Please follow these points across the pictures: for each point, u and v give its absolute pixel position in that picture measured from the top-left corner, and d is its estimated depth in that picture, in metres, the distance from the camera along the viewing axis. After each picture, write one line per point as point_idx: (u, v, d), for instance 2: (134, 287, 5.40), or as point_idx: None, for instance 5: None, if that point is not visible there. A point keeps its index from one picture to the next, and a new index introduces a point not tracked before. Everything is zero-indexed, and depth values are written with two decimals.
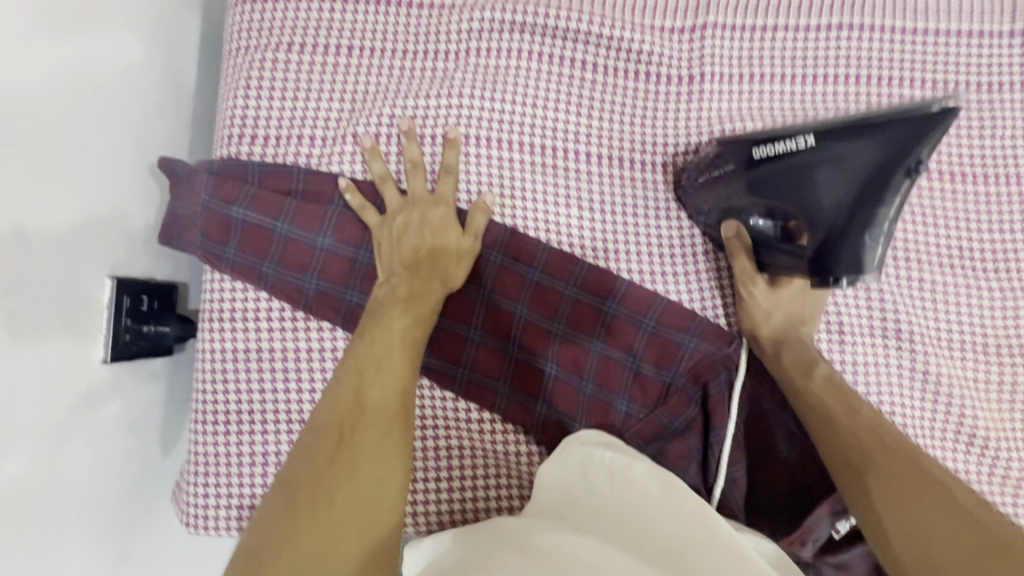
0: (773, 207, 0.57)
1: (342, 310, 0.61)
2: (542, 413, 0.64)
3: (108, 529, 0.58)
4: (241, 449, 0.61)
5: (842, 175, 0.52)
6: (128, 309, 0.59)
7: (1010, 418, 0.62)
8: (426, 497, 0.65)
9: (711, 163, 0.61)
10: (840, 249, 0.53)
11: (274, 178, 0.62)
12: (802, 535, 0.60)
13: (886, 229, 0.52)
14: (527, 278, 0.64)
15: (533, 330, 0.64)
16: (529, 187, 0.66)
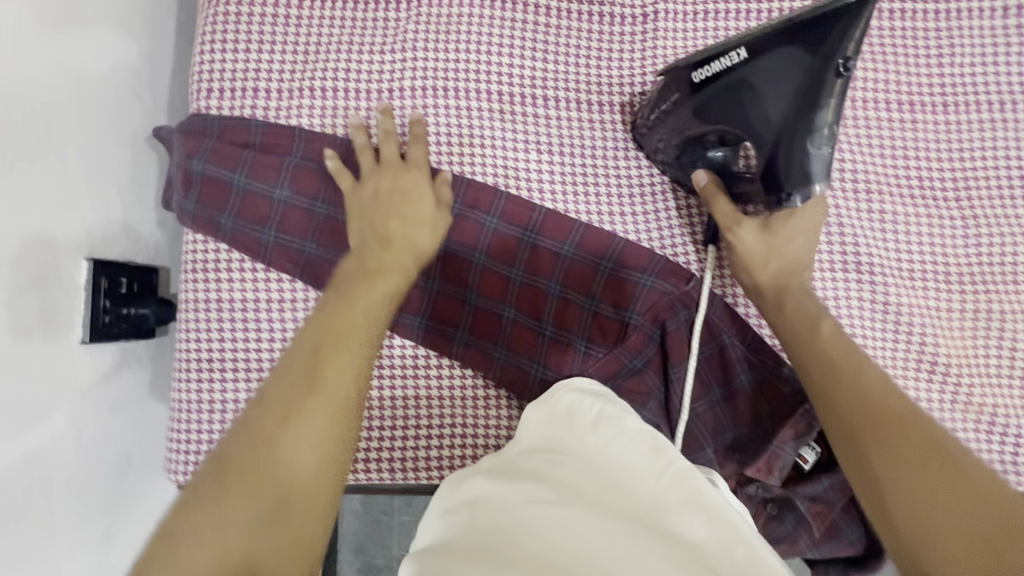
0: (723, 131, 0.55)
1: (300, 262, 0.60)
2: (500, 358, 0.61)
3: (94, 479, 0.62)
4: (201, 405, 0.59)
5: (778, 90, 0.51)
6: (106, 291, 0.63)
7: (987, 360, 0.59)
8: (392, 455, 0.62)
9: (659, 97, 0.58)
10: (792, 160, 0.53)
11: (232, 132, 0.61)
12: (767, 463, 0.56)
13: (828, 132, 0.53)
14: (485, 223, 0.61)
15: (491, 277, 0.61)
16: (488, 135, 0.63)
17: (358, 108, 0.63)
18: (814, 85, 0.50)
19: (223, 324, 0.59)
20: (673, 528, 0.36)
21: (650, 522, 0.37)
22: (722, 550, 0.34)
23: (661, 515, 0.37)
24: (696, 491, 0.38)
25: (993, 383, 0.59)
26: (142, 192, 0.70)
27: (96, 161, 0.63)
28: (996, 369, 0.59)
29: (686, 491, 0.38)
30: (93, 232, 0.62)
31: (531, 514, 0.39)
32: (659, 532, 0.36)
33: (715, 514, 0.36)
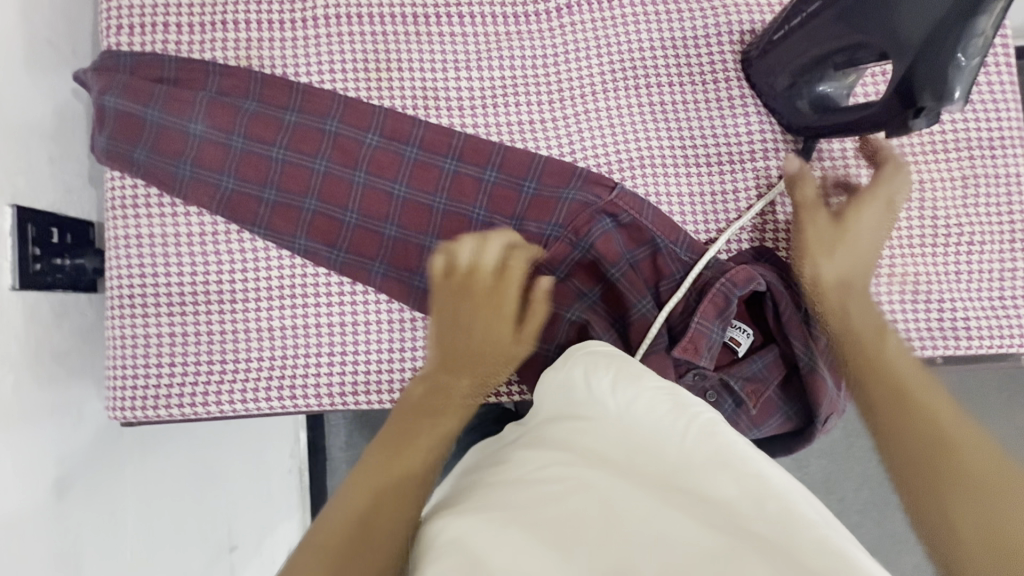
0: (829, 51, 0.53)
1: (217, 198, 0.60)
2: (420, 287, 0.61)
3: (45, 416, 0.63)
4: (142, 338, 0.60)
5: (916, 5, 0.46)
6: (34, 238, 0.62)
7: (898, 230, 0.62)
8: (329, 383, 0.61)
9: (786, 17, 0.56)
10: (926, 81, 0.47)
11: (146, 68, 0.61)
12: (694, 341, 0.56)
13: (978, 47, 0.46)
14: (403, 151, 0.60)
15: (410, 207, 0.60)
16: (405, 58, 0.63)
17: (272, 39, 0.62)
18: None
19: (146, 258, 0.60)
20: (709, 491, 0.35)
21: (682, 489, 0.36)
22: (766, 516, 0.32)
23: (695, 478, 0.36)
24: (721, 447, 0.37)
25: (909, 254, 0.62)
26: (67, 141, 0.69)
27: (16, 109, 0.62)
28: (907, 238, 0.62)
29: (711, 447, 0.37)
30: (17, 179, 0.61)
31: (564, 505, 0.37)
32: (693, 494, 0.35)
33: (750, 476, 0.35)
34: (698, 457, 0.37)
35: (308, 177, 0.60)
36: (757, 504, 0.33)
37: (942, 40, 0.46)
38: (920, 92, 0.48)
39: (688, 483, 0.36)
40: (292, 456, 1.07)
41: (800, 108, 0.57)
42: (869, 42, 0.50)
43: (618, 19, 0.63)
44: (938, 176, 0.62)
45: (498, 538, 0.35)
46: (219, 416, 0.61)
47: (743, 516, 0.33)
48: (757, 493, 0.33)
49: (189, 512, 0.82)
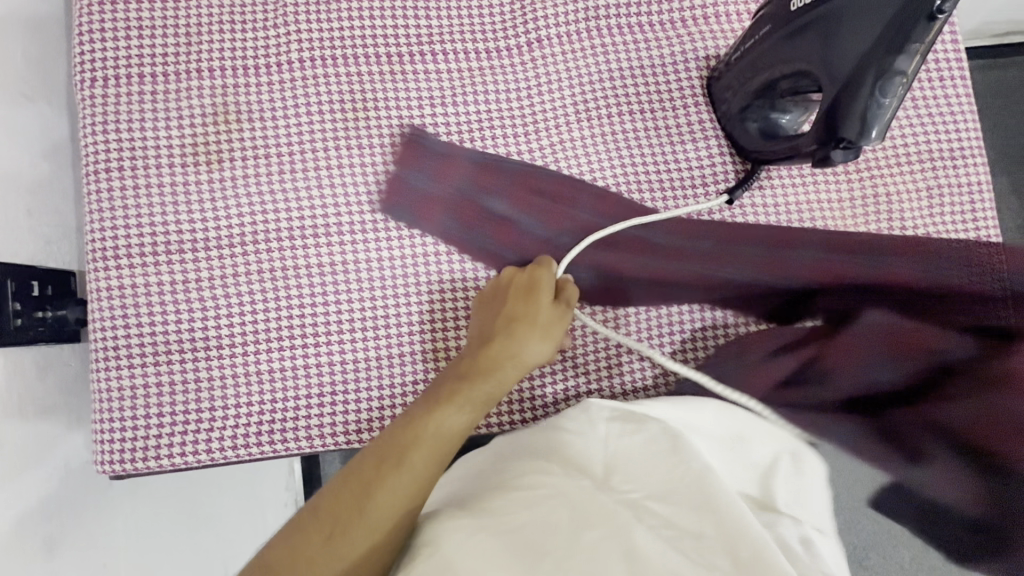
0: (777, 74, 0.54)
1: (203, 241, 0.61)
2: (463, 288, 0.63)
3: (32, 474, 0.62)
4: (129, 389, 0.60)
5: (851, 32, 0.47)
6: (14, 294, 0.62)
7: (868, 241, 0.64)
8: (320, 423, 0.61)
9: (744, 37, 0.58)
10: (846, 111, 0.47)
11: (140, 110, 0.62)
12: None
13: (901, 83, 0.46)
14: (465, 165, 0.63)
15: (465, 210, 0.62)
16: (381, 97, 0.64)
17: (248, 85, 0.63)
18: (892, 29, 0.44)
19: (131, 308, 0.60)
20: (686, 531, 0.43)
21: (664, 528, 0.44)
22: (732, 558, 0.40)
23: (677, 515, 0.45)
24: (708, 496, 0.46)
25: None
26: (44, 193, 0.69)
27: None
28: None
29: (699, 494, 0.46)
30: None
31: (554, 525, 0.44)
32: (673, 531, 0.43)
33: (733, 519, 0.43)
34: (686, 501, 0.46)
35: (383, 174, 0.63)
36: (728, 546, 0.41)
37: (861, 78, 0.46)
38: (843, 126, 0.47)
39: (672, 519, 0.45)
40: (287, 489, 1.06)
41: (750, 131, 0.59)
42: (808, 70, 0.51)
43: (587, 51, 0.65)
44: (905, 187, 0.64)
45: (492, 552, 0.42)
46: (211, 463, 0.60)
47: (709, 551, 0.41)
48: (732, 538, 0.42)
49: (182, 558, 0.81)
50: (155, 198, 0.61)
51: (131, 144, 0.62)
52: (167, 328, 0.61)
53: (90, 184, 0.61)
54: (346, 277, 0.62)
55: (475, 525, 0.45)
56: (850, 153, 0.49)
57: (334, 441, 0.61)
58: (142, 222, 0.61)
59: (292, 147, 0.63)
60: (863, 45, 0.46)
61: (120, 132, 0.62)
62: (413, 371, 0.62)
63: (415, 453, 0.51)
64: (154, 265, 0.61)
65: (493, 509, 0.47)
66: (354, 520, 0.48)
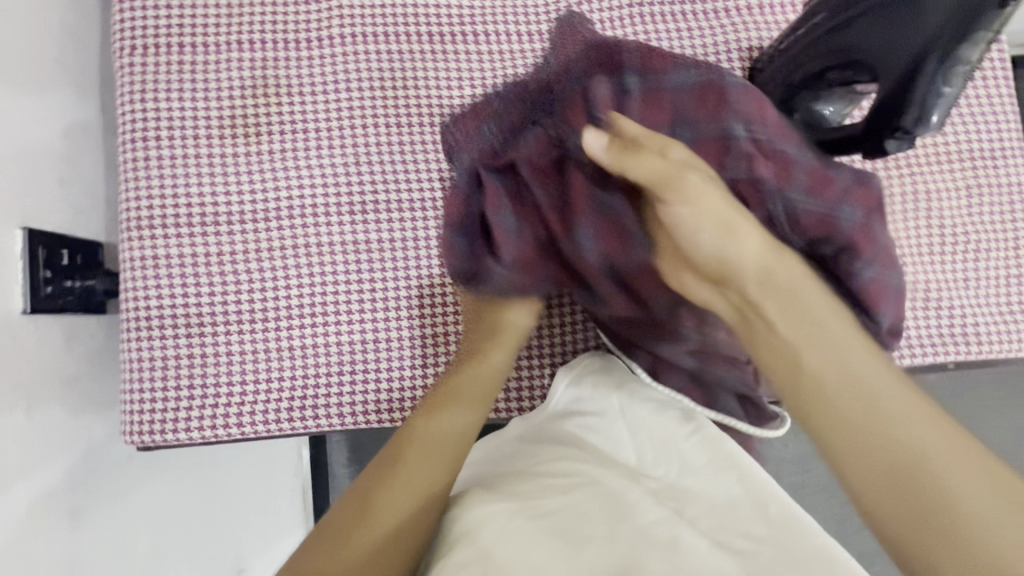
0: (831, 63, 0.53)
1: (238, 215, 0.61)
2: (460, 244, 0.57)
3: (56, 443, 0.62)
4: (159, 360, 0.59)
5: (913, 21, 0.47)
6: (46, 260, 0.62)
7: (909, 238, 0.63)
8: (351, 402, 0.60)
9: (795, 26, 0.56)
10: (908, 99, 0.48)
11: (178, 79, 0.61)
12: None
13: (963, 71, 0.47)
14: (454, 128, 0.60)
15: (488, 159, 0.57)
16: (421, 76, 0.63)
17: (289, 59, 0.62)
18: (959, 16, 0.44)
19: (163, 279, 0.60)
20: (710, 500, 0.42)
21: (685, 503, 0.42)
22: (762, 519, 0.39)
23: (697, 486, 0.43)
24: (732, 466, 0.44)
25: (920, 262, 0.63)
26: (76, 162, 0.69)
27: (32, 135, 0.62)
28: (918, 246, 0.63)
29: (718, 463, 0.44)
30: (25, 200, 0.60)
31: (576, 515, 0.42)
32: (696, 503, 0.42)
33: (752, 480, 0.42)
34: (701, 470, 0.44)
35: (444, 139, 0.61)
36: (755, 508, 0.40)
37: (922, 66, 0.47)
38: (902, 113, 0.48)
39: (690, 492, 0.43)
40: (295, 475, 1.04)
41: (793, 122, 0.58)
42: (865, 58, 0.51)
43: (629, 37, 0.64)
44: (945, 185, 0.64)
45: (516, 544, 0.41)
46: (239, 439, 0.60)
47: (750, 527, 0.38)
48: (763, 510, 0.39)
49: (196, 535, 0.80)
50: (190, 169, 0.61)
51: (168, 113, 0.61)
52: (199, 300, 0.60)
53: (126, 153, 0.60)
54: (380, 255, 0.61)
55: (506, 514, 0.43)
56: (909, 140, 0.50)
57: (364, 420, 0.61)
58: (178, 192, 0.60)
59: (330, 123, 0.62)
60: (925, 34, 0.46)
61: (156, 101, 0.61)
62: (444, 351, 0.61)
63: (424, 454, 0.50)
64: (189, 236, 0.60)
65: (522, 494, 0.45)
66: (364, 523, 0.46)
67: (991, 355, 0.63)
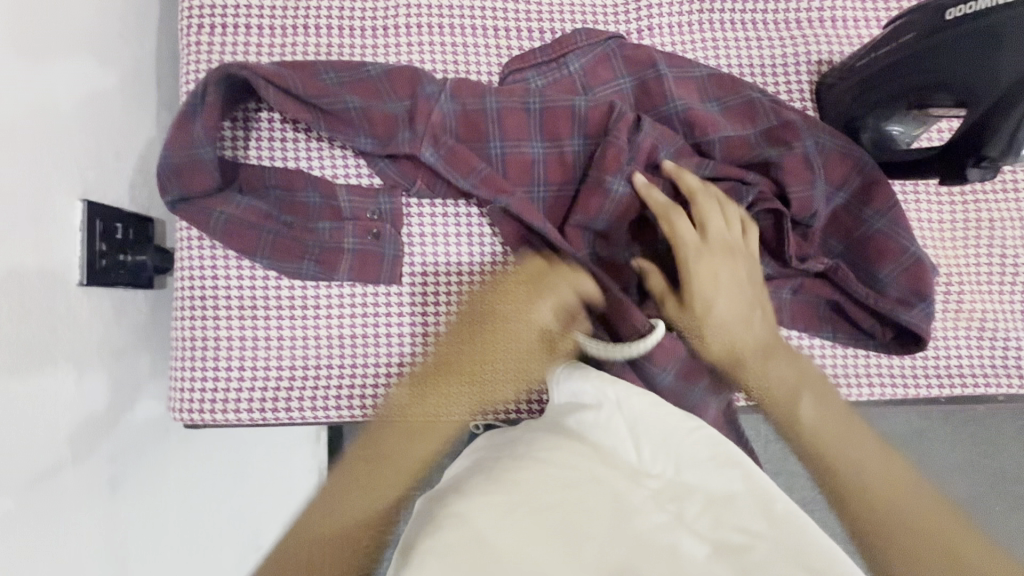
0: (913, 85, 0.52)
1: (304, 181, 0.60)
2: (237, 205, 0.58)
3: (102, 416, 0.63)
4: (213, 337, 0.60)
5: (1019, 49, 0.46)
6: (101, 234, 0.62)
7: (969, 263, 0.62)
8: (398, 389, 0.62)
9: (875, 44, 0.55)
10: (1000, 129, 0.47)
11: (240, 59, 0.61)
12: None
13: None
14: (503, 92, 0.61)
15: (517, 157, 0.58)
16: (485, 70, 0.63)
17: (353, 45, 0.62)
18: None
19: (218, 261, 0.60)
20: (707, 494, 0.37)
21: (680, 504, 0.37)
22: (765, 518, 0.35)
23: (693, 479, 0.38)
24: (721, 451, 0.40)
25: (980, 289, 0.62)
26: (132, 138, 0.69)
27: (90, 106, 0.62)
28: (978, 272, 0.62)
29: (712, 452, 0.39)
30: (83, 174, 0.61)
31: (576, 515, 0.36)
32: (694, 503, 0.37)
33: (749, 478, 0.37)
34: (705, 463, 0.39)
35: (484, 120, 0.58)
36: (758, 505, 0.36)
37: (1020, 97, 0.46)
38: (988, 144, 0.48)
39: (689, 489, 0.38)
40: (315, 455, 1.06)
41: (862, 141, 0.58)
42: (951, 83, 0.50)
43: (697, 44, 0.63)
44: (1008, 215, 0.63)
45: (527, 532, 0.35)
46: (286, 422, 0.61)
47: (768, 531, 0.35)
48: (761, 500, 0.36)
49: (221, 514, 0.83)
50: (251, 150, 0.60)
51: None
52: (252, 283, 0.60)
53: None
54: (432, 248, 0.61)
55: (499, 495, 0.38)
56: (991, 170, 0.50)
57: None
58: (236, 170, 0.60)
59: None
60: None
61: None
62: None
63: (375, 480, 0.51)
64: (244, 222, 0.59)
65: (510, 481, 0.39)
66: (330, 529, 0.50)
67: None
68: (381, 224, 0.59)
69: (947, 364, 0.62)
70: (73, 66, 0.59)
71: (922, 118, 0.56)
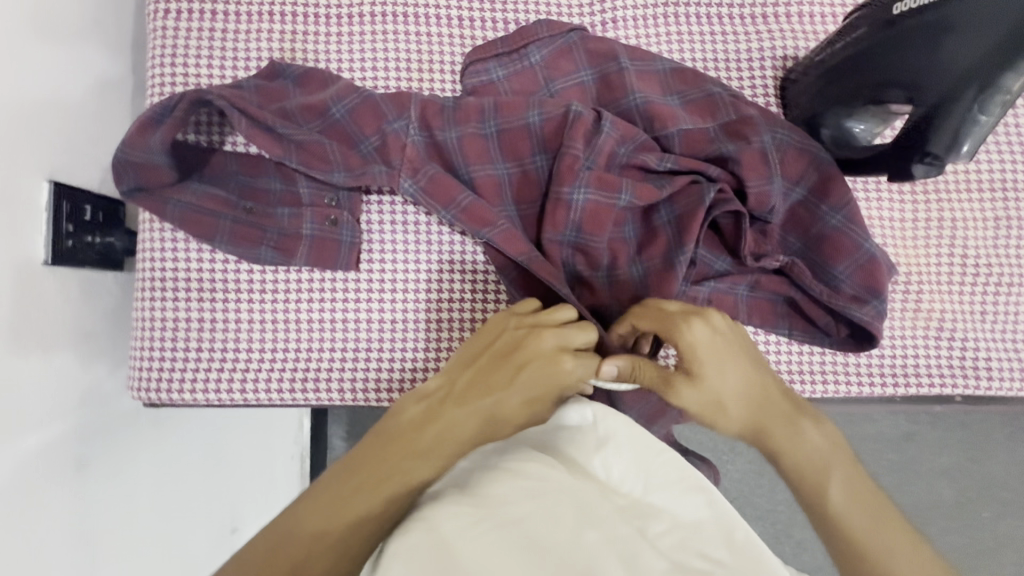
0: (866, 82, 0.52)
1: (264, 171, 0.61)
2: (194, 193, 0.59)
3: (70, 392, 0.64)
4: (170, 318, 0.60)
5: (962, 44, 0.46)
6: (67, 214, 0.63)
7: (930, 262, 0.62)
8: (353, 374, 0.61)
9: (832, 39, 0.55)
10: (942, 126, 0.48)
11: (205, 45, 0.62)
12: None
13: (1005, 98, 0.46)
14: (464, 83, 0.61)
15: (471, 139, 0.58)
16: (447, 59, 0.63)
17: (318, 33, 0.63)
18: (1011, 41, 0.43)
19: (178, 243, 0.60)
20: (672, 517, 0.37)
21: (646, 521, 0.36)
22: (727, 545, 0.35)
23: (659, 503, 0.38)
24: (694, 478, 0.39)
25: (941, 287, 0.62)
26: (105, 121, 0.70)
27: (61, 88, 0.63)
28: (939, 271, 0.62)
29: (680, 476, 0.39)
30: (52, 155, 0.62)
31: (535, 531, 0.34)
32: (657, 523, 0.36)
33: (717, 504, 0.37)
34: (670, 491, 0.38)
35: (440, 114, 0.58)
36: (720, 532, 0.36)
37: (961, 93, 0.46)
38: (931, 140, 0.48)
39: (651, 508, 0.37)
40: (295, 443, 1.08)
41: (821, 138, 0.58)
42: (901, 79, 0.50)
43: (660, 37, 0.63)
44: (972, 214, 0.62)
45: (483, 547, 0.33)
46: (242, 403, 0.61)
47: (734, 560, 0.34)
48: (723, 524, 0.36)
49: (199, 495, 0.84)
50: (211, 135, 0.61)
51: (196, 79, 0.62)
52: (212, 265, 0.61)
53: None
54: (391, 235, 0.61)
55: (461, 509, 0.36)
56: (938, 167, 0.51)
57: (362, 394, 0.61)
58: None
59: None
60: (971, 59, 0.45)
61: (184, 65, 0.61)
62: (445, 329, 0.62)
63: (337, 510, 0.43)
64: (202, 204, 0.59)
65: (481, 496, 0.37)
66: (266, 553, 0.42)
67: (1001, 392, 0.62)
68: (339, 211, 0.60)
69: (906, 362, 0.61)
70: (44, 49, 0.60)
71: (882, 116, 0.55)
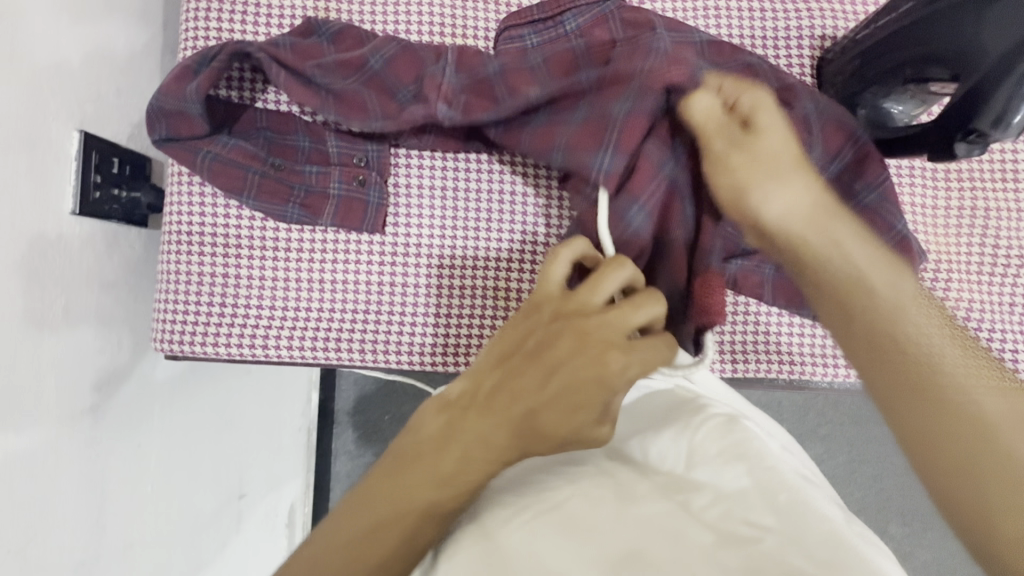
0: (911, 57, 0.51)
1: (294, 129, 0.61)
2: (224, 146, 0.58)
3: (93, 340, 0.65)
4: (195, 271, 0.60)
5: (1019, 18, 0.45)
6: (96, 164, 0.63)
7: (961, 252, 0.61)
8: (374, 336, 0.61)
9: (876, 15, 0.54)
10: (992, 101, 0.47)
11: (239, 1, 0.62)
12: None
13: None
14: (498, 49, 0.61)
15: (512, 81, 0.56)
16: (481, 25, 0.63)
17: None
18: None
19: (205, 197, 0.60)
20: (716, 488, 0.35)
21: (688, 496, 0.34)
22: (774, 510, 0.32)
23: (704, 477, 0.36)
24: (738, 441, 0.37)
25: (969, 278, 0.61)
26: (137, 76, 0.71)
27: (94, 37, 0.63)
28: (969, 262, 0.61)
29: (725, 442, 0.37)
30: (83, 104, 0.62)
31: (579, 516, 0.34)
32: (700, 497, 0.34)
33: (763, 468, 0.35)
34: (711, 457, 0.36)
35: (478, 62, 0.57)
36: (763, 496, 0.33)
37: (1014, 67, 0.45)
38: (978, 116, 0.48)
39: (693, 483, 0.36)
40: (303, 416, 1.09)
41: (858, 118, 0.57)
42: (948, 56, 0.49)
43: (697, 11, 0.63)
44: (1005, 205, 0.62)
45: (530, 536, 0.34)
46: (263, 359, 0.61)
47: (786, 530, 0.31)
48: (766, 486, 0.33)
49: (209, 456, 0.84)
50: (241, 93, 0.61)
51: (229, 34, 0.61)
52: (238, 220, 0.61)
53: None
54: (417, 199, 0.61)
55: (509, 506, 0.37)
56: (984, 145, 0.50)
57: (382, 357, 0.61)
58: None
59: None
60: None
61: (218, 19, 0.61)
62: (468, 296, 0.61)
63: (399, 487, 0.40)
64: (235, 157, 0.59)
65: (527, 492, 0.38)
66: None
67: None
68: (367, 171, 0.60)
69: None
70: None
71: (922, 96, 0.54)
